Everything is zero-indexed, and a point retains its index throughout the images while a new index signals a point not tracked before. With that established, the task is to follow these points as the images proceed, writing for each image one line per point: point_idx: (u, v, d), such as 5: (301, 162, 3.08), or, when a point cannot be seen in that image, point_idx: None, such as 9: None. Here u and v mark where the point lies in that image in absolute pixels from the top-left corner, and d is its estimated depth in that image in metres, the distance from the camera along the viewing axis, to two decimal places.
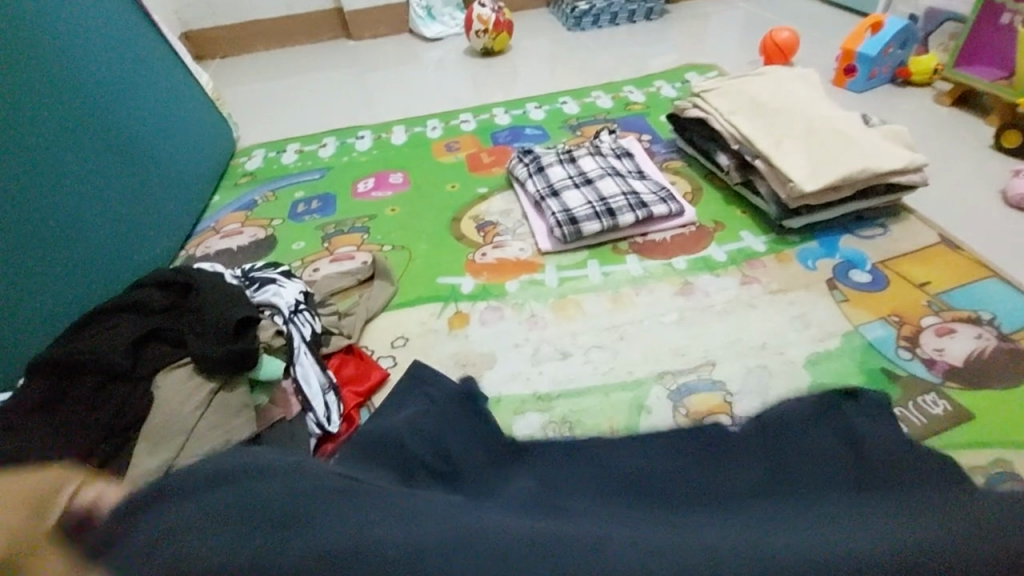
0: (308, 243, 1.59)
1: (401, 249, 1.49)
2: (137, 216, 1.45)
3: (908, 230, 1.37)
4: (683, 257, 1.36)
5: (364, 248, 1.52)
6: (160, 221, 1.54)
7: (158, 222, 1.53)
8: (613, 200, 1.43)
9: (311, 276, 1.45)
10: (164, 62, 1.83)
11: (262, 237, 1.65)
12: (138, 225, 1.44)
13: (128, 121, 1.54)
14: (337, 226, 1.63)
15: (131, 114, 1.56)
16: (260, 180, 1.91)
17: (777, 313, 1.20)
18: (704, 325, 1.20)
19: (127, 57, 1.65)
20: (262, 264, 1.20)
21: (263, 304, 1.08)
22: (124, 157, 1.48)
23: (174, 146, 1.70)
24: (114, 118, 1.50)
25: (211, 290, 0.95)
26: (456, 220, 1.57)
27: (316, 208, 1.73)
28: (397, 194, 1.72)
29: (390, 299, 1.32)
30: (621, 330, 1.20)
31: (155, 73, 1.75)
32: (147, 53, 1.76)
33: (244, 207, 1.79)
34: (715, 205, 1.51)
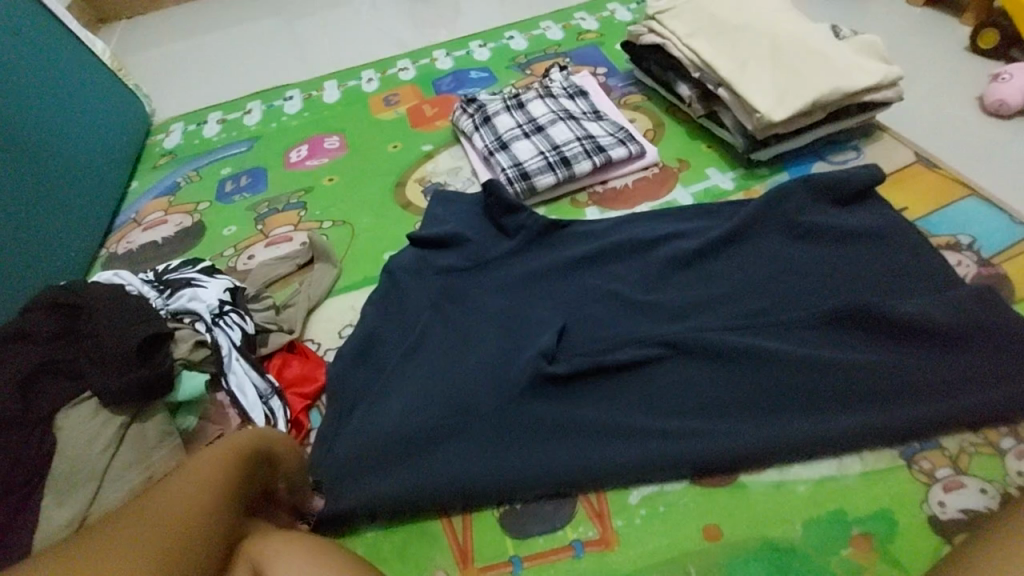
0: (240, 226, 1.44)
1: (343, 224, 1.36)
2: (56, 223, 1.38)
3: (882, 150, 1.29)
4: (646, 204, 1.26)
5: (301, 228, 1.38)
6: (85, 223, 1.46)
7: (84, 224, 1.46)
8: (567, 147, 1.31)
9: (246, 266, 1.32)
10: (74, 45, 1.67)
11: (189, 224, 1.50)
12: (56, 232, 1.37)
13: (35, 119, 1.44)
14: (270, 205, 1.48)
15: (37, 111, 1.46)
16: (182, 159, 1.72)
17: (753, 254, 1.08)
18: (677, 279, 1.08)
19: (29, 48, 1.51)
20: (179, 263, 1.09)
21: (184, 311, 0.97)
22: (27, 156, 1.38)
23: (90, 139, 1.57)
24: (18, 118, 1.40)
25: (108, 310, 0.84)
26: (400, 184, 1.43)
27: (245, 185, 1.57)
28: (334, 161, 1.55)
29: (334, 282, 1.20)
30: (587, 292, 1.08)
31: (58, 58, 1.59)
32: (53, 39, 1.60)
33: (165, 192, 1.62)
34: (678, 143, 1.38)
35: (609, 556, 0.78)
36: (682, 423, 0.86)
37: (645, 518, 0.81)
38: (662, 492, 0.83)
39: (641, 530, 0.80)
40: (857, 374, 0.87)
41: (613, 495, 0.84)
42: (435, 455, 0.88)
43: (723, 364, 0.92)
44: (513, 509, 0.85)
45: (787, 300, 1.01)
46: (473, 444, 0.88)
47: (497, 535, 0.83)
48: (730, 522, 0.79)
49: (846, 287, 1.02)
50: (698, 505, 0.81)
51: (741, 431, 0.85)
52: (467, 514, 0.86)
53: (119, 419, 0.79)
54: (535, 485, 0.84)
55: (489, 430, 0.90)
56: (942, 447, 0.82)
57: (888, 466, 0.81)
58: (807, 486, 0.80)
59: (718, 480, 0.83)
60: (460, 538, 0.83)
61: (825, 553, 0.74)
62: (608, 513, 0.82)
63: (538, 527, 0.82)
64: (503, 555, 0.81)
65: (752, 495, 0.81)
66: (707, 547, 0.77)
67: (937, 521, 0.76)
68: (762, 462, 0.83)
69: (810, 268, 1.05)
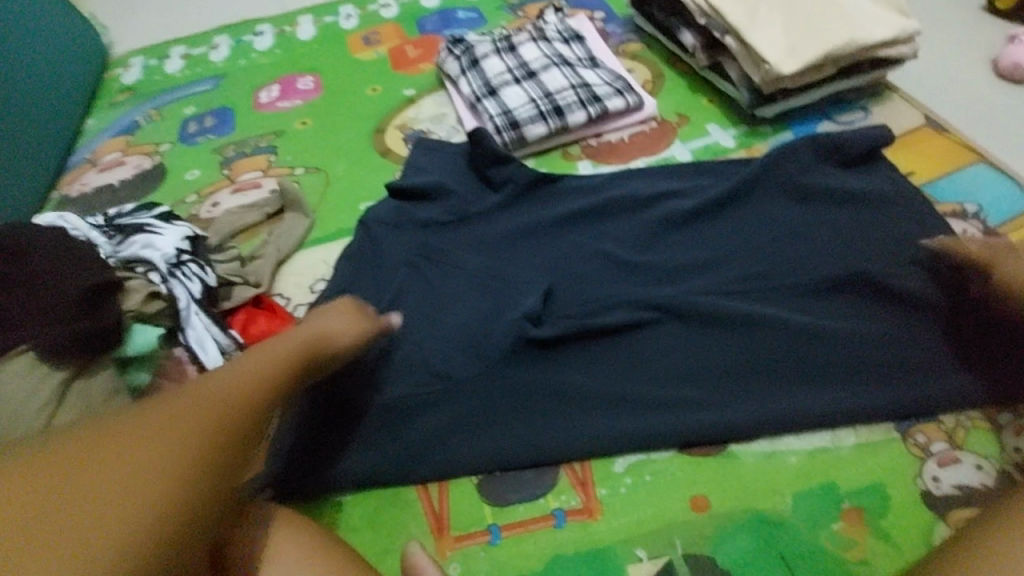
0: (204, 171, 1.33)
1: (317, 171, 1.26)
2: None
3: (892, 112, 1.22)
4: (642, 159, 1.18)
5: (271, 174, 1.28)
6: (32, 161, 1.33)
7: (31, 162, 1.32)
8: (561, 95, 1.21)
9: (210, 214, 1.22)
10: None
11: (148, 167, 1.38)
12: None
13: None
14: (237, 148, 1.36)
15: None
16: (142, 97, 1.58)
17: (753, 216, 1.02)
18: (672, 240, 1.01)
19: None
20: (134, 207, 1.00)
21: (136, 259, 0.88)
22: None
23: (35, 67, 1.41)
24: None
25: (51, 255, 0.77)
26: (379, 131, 1.33)
27: (210, 126, 1.44)
28: (308, 103, 1.43)
29: (306, 234, 1.11)
30: (576, 252, 1.01)
31: None
32: None
33: (123, 131, 1.49)
34: (678, 96, 1.30)
35: (592, 526, 0.74)
36: (673, 392, 0.83)
37: (631, 488, 0.77)
38: (650, 461, 0.79)
39: (626, 501, 0.76)
40: (853, 346, 0.84)
41: (598, 464, 0.80)
42: (412, 420, 0.84)
43: (716, 331, 0.88)
44: (492, 476, 0.80)
45: (787, 264, 0.96)
46: (452, 408, 0.84)
47: (474, 503, 0.78)
48: (718, 494, 0.75)
49: (850, 252, 0.96)
50: (686, 475, 0.77)
51: (734, 402, 0.81)
52: (443, 482, 0.81)
53: (59, 375, 0.70)
54: (516, 451, 0.80)
55: (468, 395, 0.85)
56: (938, 421, 0.79)
57: (884, 439, 0.78)
58: (799, 457, 0.77)
59: (707, 450, 0.79)
60: (435, 506, 0.79)
61: (816, 527, 0.72)
62: (592, 481, 0.78)
63: (517, 495, 0.78)
64: (480, 523, 0.76)
65: (741, 467, 0.77)
66: (693, 518, 0.74)
67: (930, 497, 0.74)
68: (754, 432, 0.79)
69: (812, 231, 0.99)
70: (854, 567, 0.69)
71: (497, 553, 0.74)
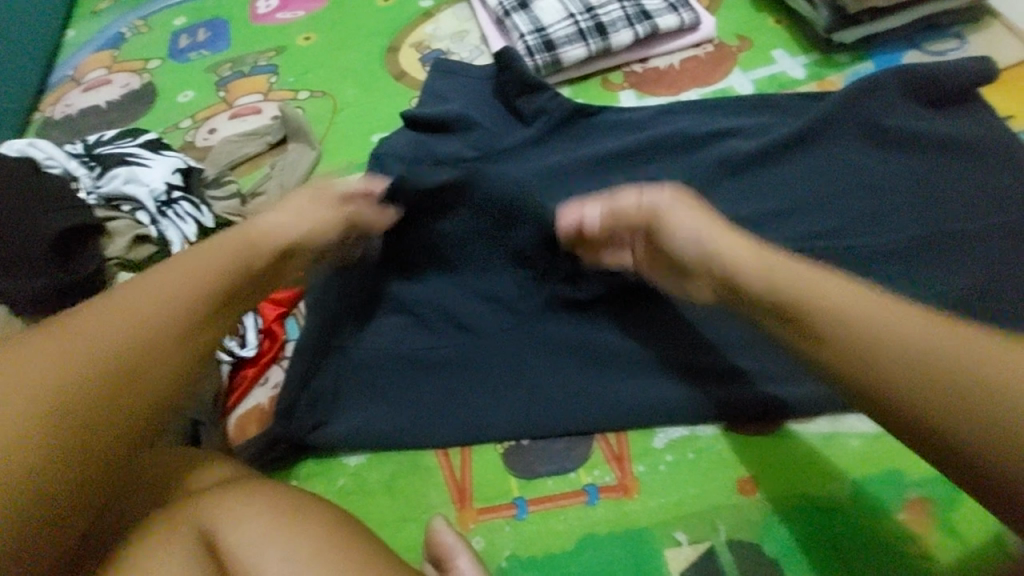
0: (199, 92, 1.19)
1: (323, 96, 1.12)
2: None
3: (993, 40, 1.03)
4: (695, 90, 1.03)
5: (272, 97, 1.14)
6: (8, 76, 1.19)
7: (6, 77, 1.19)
8: (604, 10, 1.05)
9: (207, 141, 1.10)
10: None
11: (137, 86, 1.24)
12: None
13: None
14: (234, 66, 1.21)
15: None
16: (128, 4, 1.40)
17: (823, 161, 0.89)
18: (727, 188, 0.89)
19: None
20: (117, 133, 0.90)
21: (120, 197, 0.81)
22: None
23: None
24: None
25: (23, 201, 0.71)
26: (393, 49, 1.16)
27: (204, 40, 1.28)
28: (312, 14, 1.26)
29: (313, 168, 0.99)
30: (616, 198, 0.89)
31: None
32: None
33: (108, 44, 1.33)
34: (739, 14, 1.11)
35: (628, 505, 0.69)
36: (720, 363, 0.75)
37: (670, 467, 0.71)
38: (693, 437, 0.72)
39: (665, 480, 0.70)
40: None
41: (635, 436, 0.73)
42: (432, 383, 0.77)
43: None
44: (519, 447, 0.74)
45: (859, 222, 0.84)
46: (476, 371, 0.77)
47: (499, 474, 0.72)
48: (767, 477, 0.69)
49: (938, 210, 0.83)
50: (732, 454, 0.71)
51: (791, 380, 0.73)
52: (466, 447, 0.75)
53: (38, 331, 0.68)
54: (546, 421, 0.73)
55: (493, 360, 0.78)
56: None
57: None
58: (860, 440, 0.70)
59: (757, 427, 0.72)
60: (457, 476, 0.73)
61: (875, 517, 0.66)
62: (628, 456, 0.72)
63: (546, 468, 0.72)
64: (504, 496, 0.71)
65: (794, 449, 0.70)
66: (739, 501, 0.68)
67: None
68: (812, 411, 0.71)
69: (891, 182, 0.86)
70: (916, 562, 0.63)
71: (523, 529, 0.69)
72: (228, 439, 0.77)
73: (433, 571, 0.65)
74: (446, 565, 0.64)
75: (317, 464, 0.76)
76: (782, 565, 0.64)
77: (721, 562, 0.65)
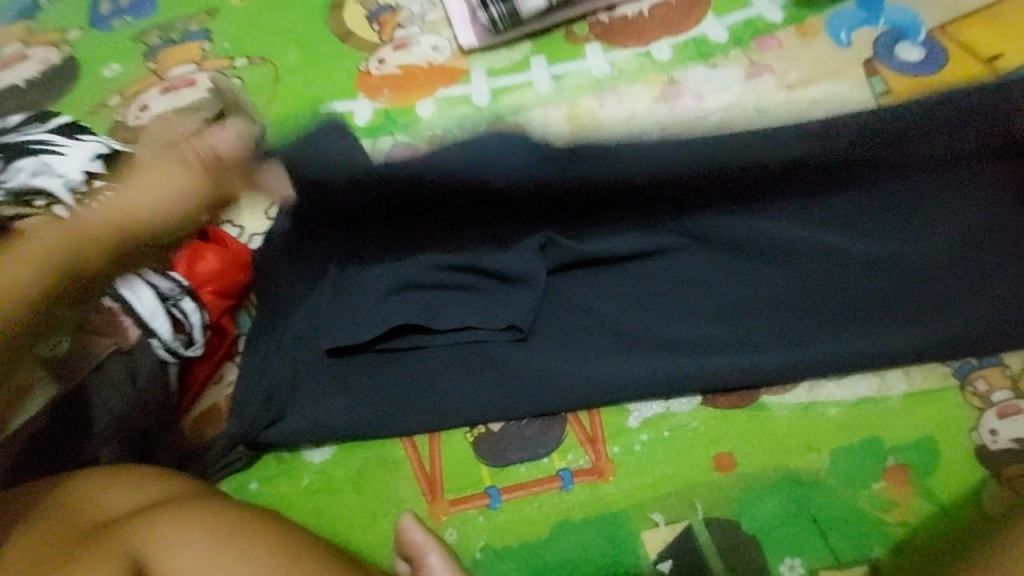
0: (126, 64, 1.08)
1: (262, 62, 1.02)
2: None
3: None
4: (665, 40, 0.95)
5: (206, 66, 1.04)
6: None
7: None
8: None
9: (138, 120, 1.00)
10: None
11: (57, 60, 1.12)
12: None
13: None
14: (162, 33, 1.10)
15: None
16: None
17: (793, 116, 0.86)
18: None
19: None
20: (24, 117, 0.81)
21: (30, 190, 0.72)
22: None
23: None
24: None
25: None
26: (337, 6, 1.06)
27: (127, 4, 1.16)
28: None
29: None
30: None
31: None
32: None
33: (21, 14, 1.20)
34: None
35: (604, 488, 0.66)
36: (695, 334, 0.71)
37: (644, 445, 0.68)
38: (669, 415, 0.69)
39: (638, 460, 0.68)
40: (914, 276, 0.70)
41: (608, 416, 0.70)
42: (393, 374, 0.72)
43: (749, 262, 0.73)
44: (490, 434, 0.71)
45: (862, 158, 0.74)
46: (439, 358, 0.73)
47: (470, 463, 0.69)
48: (743, 451, 0.67)
49: (950, 136, 0.73)
50: (708, 430, 0.68)
51: (768, 350, 0.69)
52: (433, 435, 0.71)
53: None
54: (516, 403, 0.70)
55: (456, 346, 0.73)
56: (1003, 365, 0.68)
57: (938, 387, 0.67)
58: (840, 409, 0.67)
59: (735, 400, 0.69)
60: (426, 469, 0.70)
61: (853, 486, 0.64)
62: (602, 438, 0.69)
63: (518, 455, 0.69)
64: (476, 486, 0.68)
65: (771, 420, 0.68)
66: (717, 479, 0.66)
67: (985, 452, 0.64)
68: (788, 381, 0.69)
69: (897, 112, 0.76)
70: (893, 530, 0.62)
71: (496, 520, 0.66)
72: (185, 441, 0.74)
73: (404, 567, 0.63)
74: (416, 563, 0.61)
75: (279, 462, 0.72)
76: (758, 542, 0.63)
77: (697, 542, 0.63)
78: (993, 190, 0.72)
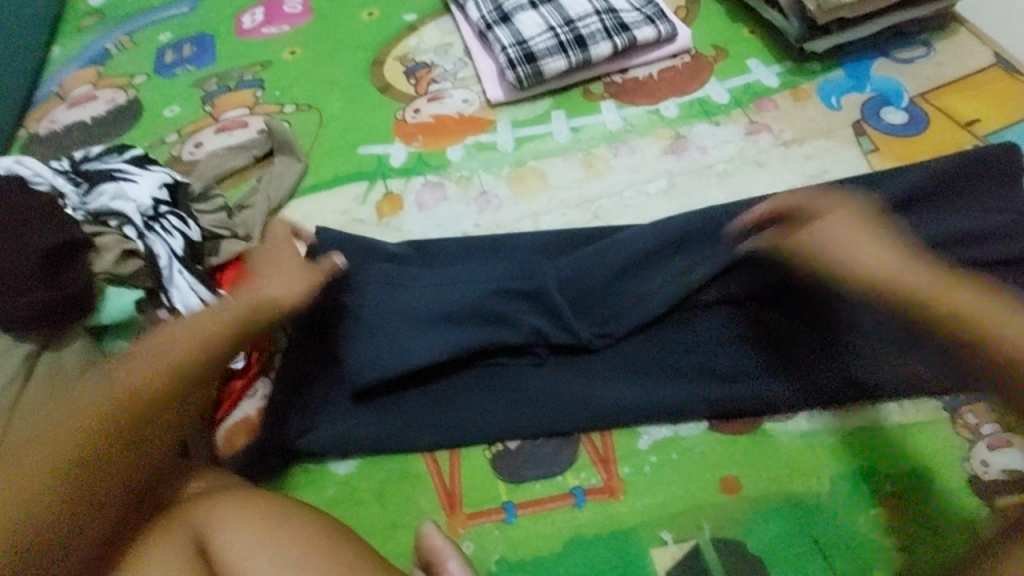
0: (185, 107, 1.20)
1: (309, 109, 1.13)
2: None
3: (957, 48, 1.06)
4: (672, 100, 1.05)
5: (257, 111, 1.15)
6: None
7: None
8: (583, 23, 1.08)
9: (193, 156, 1.11)
10: None
11: (123, 102, 1.24)
12: None
13: None
14: (220, 81, 1.22)
15: None
16: (112, 20, 1.41)
17: (789, 169, 0.95)
18: (701, 194, 0.95)
19: None
20: (102, 149, 0.91)
21: (107, 212, 0.82)
22: None
23: None
24: None
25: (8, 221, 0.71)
26: (378, 63, 1.18)
27: (189, 55, 1.29)
28: (297, 29, 1.28)
29: (300, 181, 1.01)
30: (598, 206, 0.95)
31: None
32: None
33: (94, 61, 1.33)
34: (714, 26, 1.15)
35: (614, 506, 0.70)
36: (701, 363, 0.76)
37: (654, 467, 0.72)
38: (676, 438, 0.74)
39: (648, 479, 0.71)
40: None
41: (619, 438, 0.74)
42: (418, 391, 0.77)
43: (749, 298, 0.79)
44: (507, 452, 0.75)
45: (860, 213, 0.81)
46: (462, 378, 0.77)
47: (488, 480, 0.73)
48: (747, 474, 0.71)
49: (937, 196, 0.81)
50: (714, 454, 0.72)
51: (769, 378, 0.74)
52: (454, 451, 0.76)
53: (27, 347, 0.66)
54: (532, 422, 0.75)
55: (478, 370, 0.78)
56: (992, 400, 0.72)
57: (930, 419, 0.72)
58: (838, 437, 0.72)
59: (738, 426, 0.74)
60: (446, 483, 0.74)
61: (852, 512, 0.67)
62: (614, 458, 0.73)
63: (534, 472, 0.73)
64: (494, 501, 0.72)
65: (774, 446, 0.72)
66: (722, 500, 0.69)
67: (977, 483, 0.68)
68: (788, 409, 0.73)
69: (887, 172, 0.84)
70: (892, 554, 0.65)
71: (512, 534, 0.70)
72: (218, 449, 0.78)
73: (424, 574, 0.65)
74: (436, 570, 0.64)
75: (307, 473, 0.76)
76: (764, 562, 0.66)
77: (704, 560, 0.66)
78: (978, 237, 0.78)
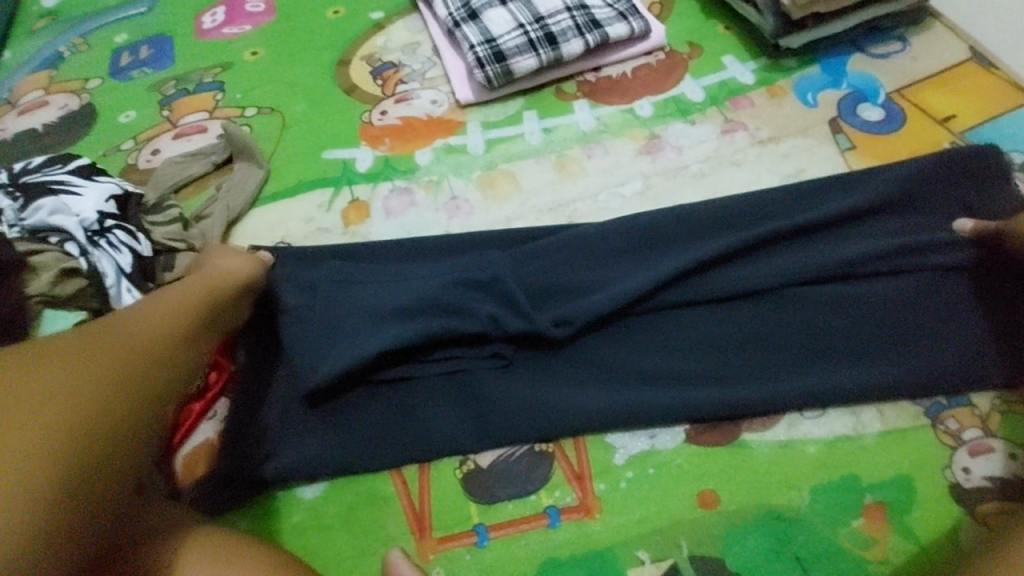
0: (141, 112, 1.14)
1: (271, 112, 1.08)
2: None
3: (932, 42, 1.05)
4: (646, 98, 1.02)
5: (217, 115, 1.10)
6: None
7: None
8: (553, 20, 1.04)
9: (149, 163, 1.05)
10: None
11: (76, 107, 1.18)
12: None
13: None
14: (177, 84, 1.17)
15: None
16: (65, 22, 1.35)
17: (766, 169, 0.93)
18: (676, 196, 0.92)
19: None
20: (44, 160, 0.86)
21: (47, 229, 0.78)
22: None
23: None
24: None
25: None
26: (343, 63, 1.14)
27: (145, 57, 1.24)
28: (258, 28, 1.22)
29: (261, 188, 0.96)
30: (571, 209, 0.92)
31: None
32: None
33: (45, 64, 1.27)
34: (689, 21, 1.12)
35: (590, 525, 0.67)
36: (677, 373, 0.73)
37: (631, 482, 0.69)
38: (653, 451, 0.71)
39: (624, 495, 0.69)
40: (882, 319, 0.73)
41: (594, 453, 0.72)
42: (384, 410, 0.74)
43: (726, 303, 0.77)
44: (479, 471, 0.72)
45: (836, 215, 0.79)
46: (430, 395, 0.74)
47: (459, 500, 0.70)
48: (727, 488, 0.68)
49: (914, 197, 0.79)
50: (692, 467, 0.70)
51: (747, 387, 0.72)
52: (423, 471, 0.72)
53: None
54: (504, 439, 0.72)
55: (446, 385, 0.74)
56: (973, 405, 0.71)
57: (911, 425, 0.70)
58: (818, 446, 0.70)
59: (717, 437, 0.71)
60: (415, 505, 0.70)
61: (833, 524, 0.65)
62: (589, 475, 0.70)
63: (507, 491, 0.70)
64: (465, 523, 0.69)
65: (753, 458, 0.70)
66: (701, 515, 0.67)
67: (958, 490, 0.66)
68: (767, 418, 0.71)
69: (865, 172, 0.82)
70: (874, 567, 0.63)
71: (484, 557, 0.67)
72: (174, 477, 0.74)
73: None
74: None
75: (269, 500, 0.72)
76: None
77: None
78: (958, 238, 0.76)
